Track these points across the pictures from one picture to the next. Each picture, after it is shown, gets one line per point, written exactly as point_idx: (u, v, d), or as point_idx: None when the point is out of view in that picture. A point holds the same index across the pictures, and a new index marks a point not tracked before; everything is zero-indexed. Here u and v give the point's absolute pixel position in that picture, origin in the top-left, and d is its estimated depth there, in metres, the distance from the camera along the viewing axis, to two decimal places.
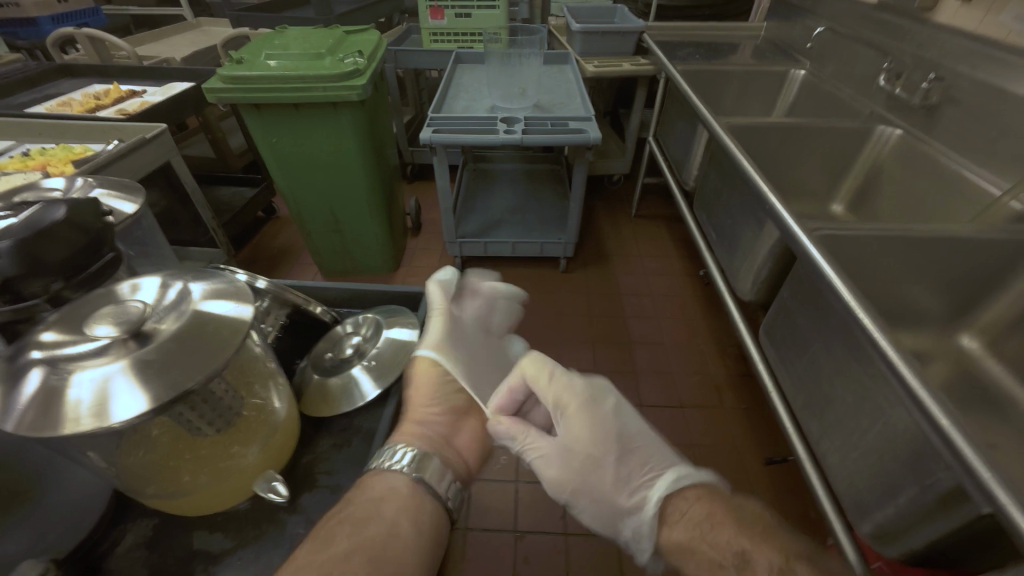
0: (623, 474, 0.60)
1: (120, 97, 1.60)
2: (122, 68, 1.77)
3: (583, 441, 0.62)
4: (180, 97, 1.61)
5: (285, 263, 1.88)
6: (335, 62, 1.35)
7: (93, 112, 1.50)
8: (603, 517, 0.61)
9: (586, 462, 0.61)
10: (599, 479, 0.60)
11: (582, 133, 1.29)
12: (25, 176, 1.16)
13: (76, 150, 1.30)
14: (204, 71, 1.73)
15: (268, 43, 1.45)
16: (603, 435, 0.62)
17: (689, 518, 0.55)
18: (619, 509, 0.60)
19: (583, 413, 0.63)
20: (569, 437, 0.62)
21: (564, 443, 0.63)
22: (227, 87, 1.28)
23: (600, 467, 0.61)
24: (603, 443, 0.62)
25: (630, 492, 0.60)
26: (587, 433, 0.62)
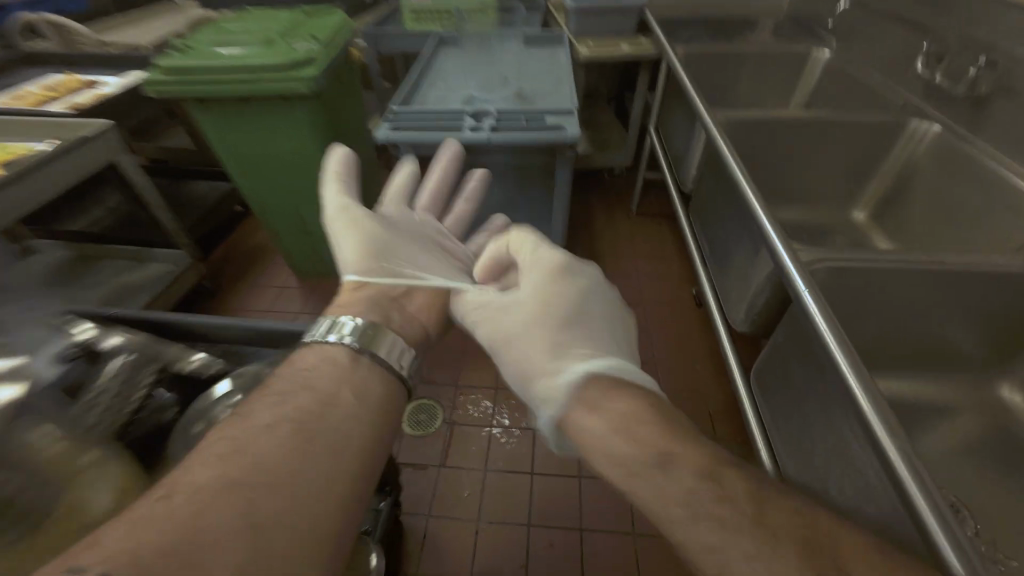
0: (561, 343, 0.64)
1: (75, 88, 1.50)
2: (85, 57, 1.67)
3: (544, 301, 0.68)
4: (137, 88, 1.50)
5: (259, 264, 1.79)
6: (286, 49, 1.21)
7: (43, 106, 1.41)
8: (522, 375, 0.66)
9: (537, 324, 0.66)
10: (554, 329, 0.66)
11: (559, 130, 1.13)
12: None
13: (14, 149, 1.21)
14: None
15: (218, 27, 1.31)
16: (569, 302, 0.68)
17: (608, 407, 0.55)
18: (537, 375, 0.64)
19: (557, 280, 0.69)
20: (529, 298, 0.69)
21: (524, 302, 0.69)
22: (167, 80, 1.15)
23: (539, 332, 0.66)
24: (559, 314, 0.67)
25: (558, 352, 0.64)
26: (554, 296, 0.68)
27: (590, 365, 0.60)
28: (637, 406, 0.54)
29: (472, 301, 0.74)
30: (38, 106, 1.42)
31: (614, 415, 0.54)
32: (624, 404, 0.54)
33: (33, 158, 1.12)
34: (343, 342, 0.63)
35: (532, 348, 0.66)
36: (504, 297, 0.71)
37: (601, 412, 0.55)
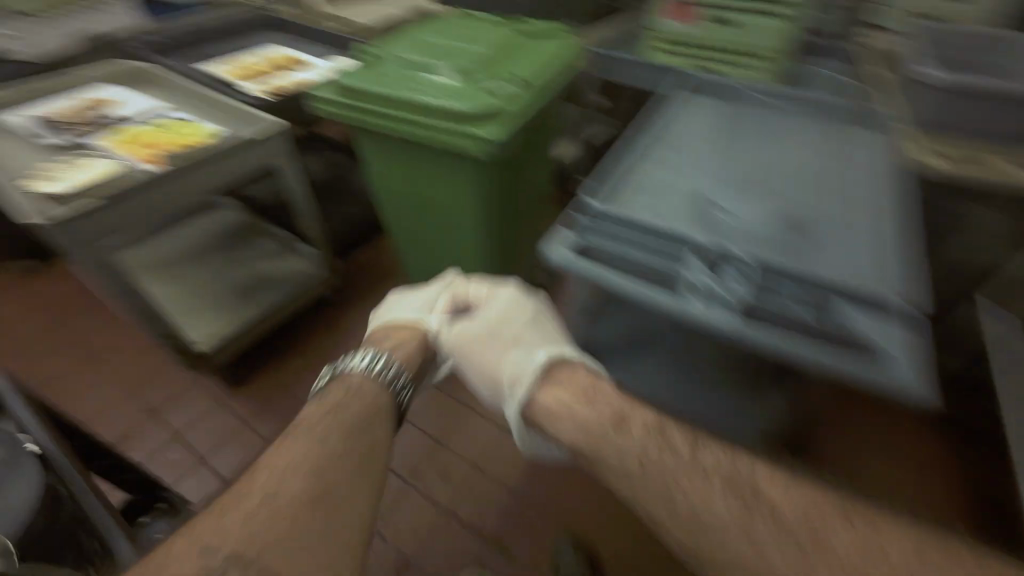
0: (522, 348, 0.76)
1: (282, 67, 1.45)
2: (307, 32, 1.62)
3: (494, 329, 0.78)
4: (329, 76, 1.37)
5: (391, 289, 1.64)
6: (474, 85, 0.89)
7: (246, 82, 1.36)
8: (488, 382, 0.77)
9: (483, 352, 0.78)
10: (503, 325, 0.79)
11: (857, 357, 0.62)
12: (121, 158, 1.05)
13: (194, 127, 1.16)
14: None
15: (412, 33, 1.05)
16: (525, 325, 0.79)
17: (574, 413, 0.67)
18: (497, 373, 0.76)
19: (502, 301, 0.82)
20: (480, 330, 0.78)
21: (485, 325, 0.79)
22: (333, 100, 0.95)
23: (490, 345, 0.78)
24: (496, 341, 0.78)
25: (510, 353, 0.76)
26: (501, 304, 0.81)
27: (537, 357, 0.74)
28: (574, 391, 0.70)
29: (456, 275, 0.85)
30: (241, 80, 1.38)
31: (582, 415, 0.67)
32: (569, 406, 0.68)
33: (192, 157, 1.03)
34: (365, 369, 0.73)
35: (494, 344, 0.78)
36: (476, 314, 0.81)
37: (565, 394, 0.70)
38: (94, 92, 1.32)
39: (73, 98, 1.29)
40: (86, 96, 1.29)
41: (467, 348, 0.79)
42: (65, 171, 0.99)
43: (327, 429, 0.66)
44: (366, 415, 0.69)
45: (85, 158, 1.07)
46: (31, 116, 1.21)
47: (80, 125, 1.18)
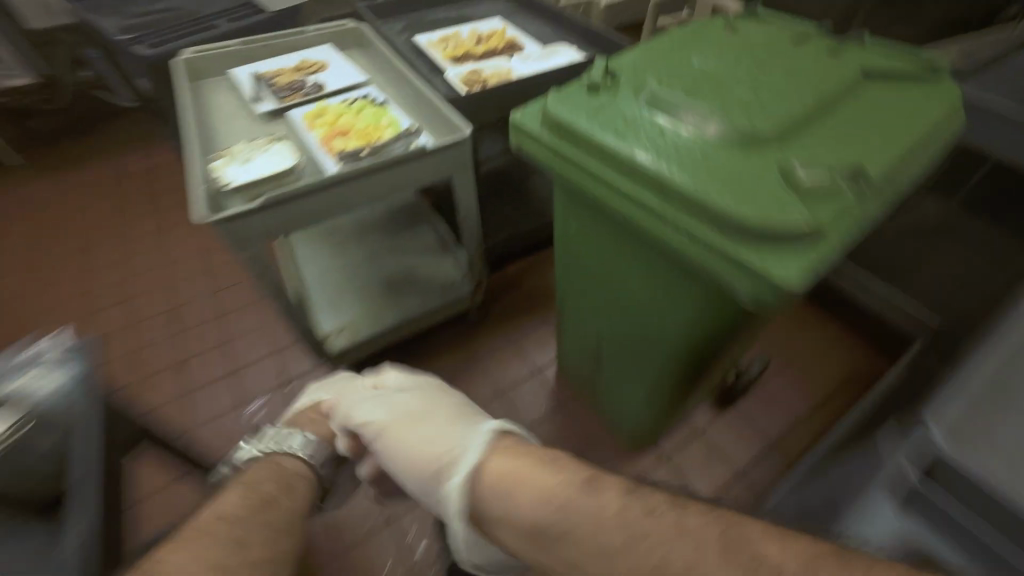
0: (453, 427, 0.81)
1: (494, 50, 1.27)
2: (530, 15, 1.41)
3: (416, 416, 0.84)
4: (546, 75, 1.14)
5: (536, 325, 1.43)
6: (768, 169, 0.54)
7: (451, 66, 1.22)
8: (426, 466, 0.77)
9: (414, 433, 0.82)
10: (426, 414, 0.85)
11: None
12: (313, 147, 1.00)
13: (385, 114, 1.06)
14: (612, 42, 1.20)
15: (678, 49, 0.72)
16: (434, 415, 0.85)
17: (511, 477, 0.69)
18: (440, 461, 0.77)
19: (397, 388, 0.93)
20: (405, 415, 0.85)
21: (415, 410, 0.86)
22: (543, 136, 0.68)
23: (427, 421, 0.83)
24: (417, 430, 0.82)
25: (452, 432, 0.80)
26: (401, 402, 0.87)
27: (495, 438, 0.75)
28: (530, 467, 0.68)
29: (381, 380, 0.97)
30: (451, 63, 1.24)
31: (526, 490, 0.66)
32: (520, 455, 0.71)
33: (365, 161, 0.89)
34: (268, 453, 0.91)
35: (428, 424, 0.83)
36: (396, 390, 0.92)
37: (507, 481, 0.68)
38: (316, 56, 1.32)
39: (297, 59, 1.30)
40: (308, 59, 1.30)
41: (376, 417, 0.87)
42: (253, 149, 0.92)
43: (252, 503, 0.79)
44: (266, 499, 0.81)
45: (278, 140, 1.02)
46: (261, 75, 1.24)
47: (293, 94, 1.17)
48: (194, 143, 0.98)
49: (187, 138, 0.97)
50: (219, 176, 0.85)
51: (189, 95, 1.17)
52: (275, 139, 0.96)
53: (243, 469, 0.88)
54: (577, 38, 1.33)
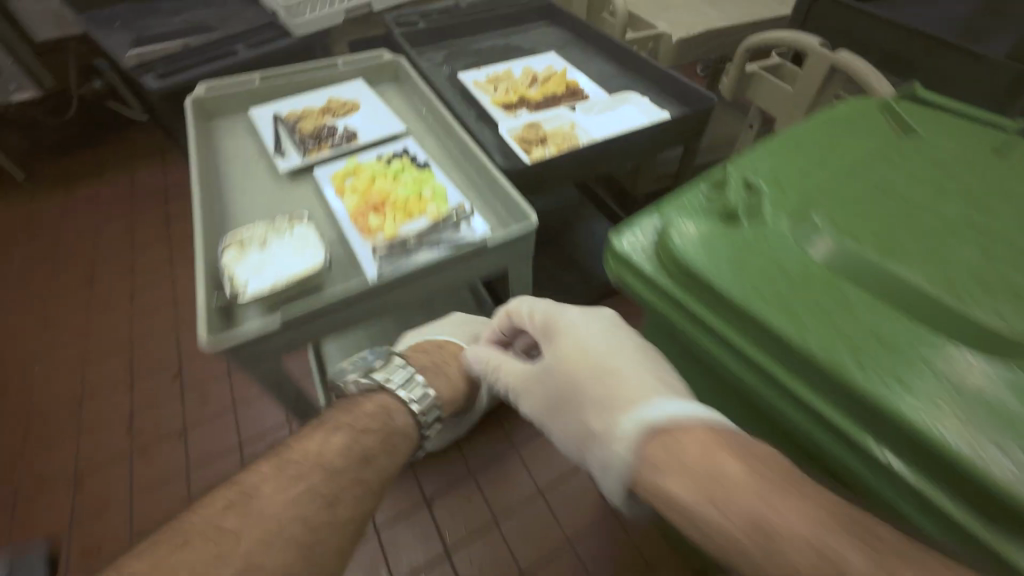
0: (615, 388, 0.65)
1: (553, 97, 1.09)
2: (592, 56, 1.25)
3: (588, 351, 0.71)
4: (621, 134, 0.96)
5: None
6: (995, 389, 0.40)
7: (505, 116, 1.05)
8: (588, 427, 0.65)
9: (579, 394, 0.68)
10: (582, 373, 0.70)
11: None
12: (344, 225, 0.84)
13: (429, 182, 0.89)
14: (697, 96, 1.02)
15: (822, 156, 0.56)
16: (605, 355, 0.70)
17: (687, 466, 0.49)
18: (597, 431, 0.63)
19: (568, 332, 0.75)
20: (570, 350, 0.73)
21: (562, 355, 0.73)
22: (663, 283, 0.52)
23: (602, 372, 0.68)
24: (605, 376, 0.67)
25: (614, 400, 0.64)
26: (567, 339, 0.74)
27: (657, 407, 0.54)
28: (706, 446, 0.49)
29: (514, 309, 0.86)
30: (505, 109, 1.06)
31: (692, 461, 0.48)
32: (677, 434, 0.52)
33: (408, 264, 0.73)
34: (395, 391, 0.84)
35: (589, 375, 0.68)
36: (563, 321, 0.77)
37: (692, 450, 0.50)
38: (347, 94, 1.15)
39: (325, 97, 1.14)
40: (337, 99, 1.13)
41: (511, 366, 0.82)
42: (270, 235, 0.76)
43: (343, 442, 0.75)
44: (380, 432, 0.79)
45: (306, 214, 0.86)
46: (283, 117, 1.08)
47: (320, 144, 1.01)
48: (204, 218, 0.82)
49: (196, 212, 0.81)
50: (230, 276, 0.69)
51: (198, 140, 1.00)
52: (295, 216, 0.79)
53: (351, 397, 0.83)
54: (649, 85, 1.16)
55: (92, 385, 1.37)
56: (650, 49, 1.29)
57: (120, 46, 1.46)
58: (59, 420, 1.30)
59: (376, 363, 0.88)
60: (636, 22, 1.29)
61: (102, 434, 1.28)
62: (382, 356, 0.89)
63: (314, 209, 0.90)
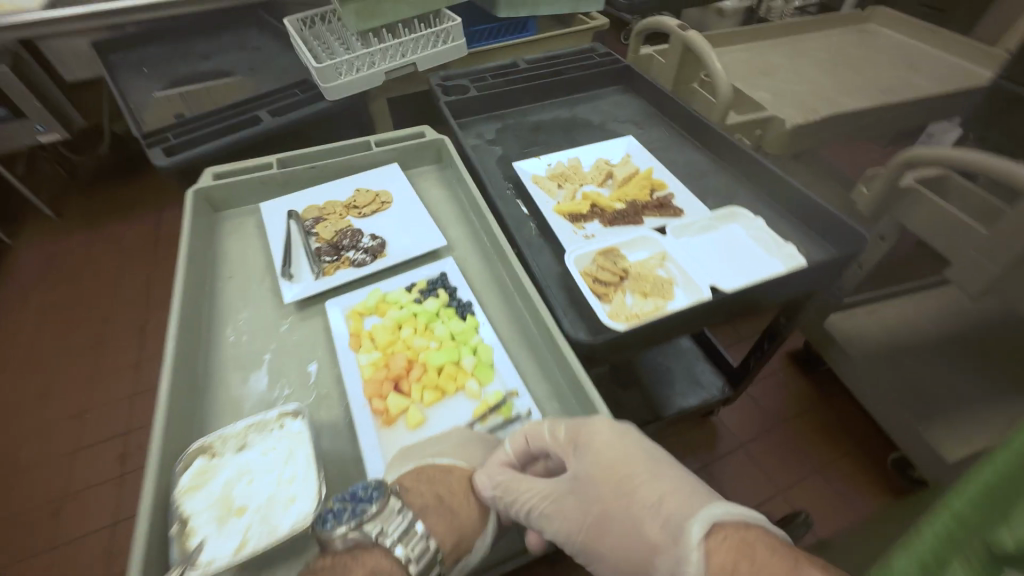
0: (652, 492, 0.52)
1: (633, 207, 0.86)
2: (677, 145, 1.03)
3: (621, 440, 0.55)
4: (730, 282, 0.73)
5: None
6: None
7: (572, 232, 0.82)
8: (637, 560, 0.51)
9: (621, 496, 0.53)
10: (625, 477, 0.54)
11: None
12: (354, 402, 0.63)
13: (468, 343, 0.69)
14: (845, 225, 0.77)
15: None
16: (640, 457, 0.55)
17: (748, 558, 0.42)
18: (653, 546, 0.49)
19: (601, 437, 0.55)
20: (599, 444, 0.55)
21: (594, 461, 0.54)
22: None
23: (637, 478, 0.53)
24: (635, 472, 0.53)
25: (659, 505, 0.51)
26: (602, 447, 0.54)
27: (706, 514, 0.46)
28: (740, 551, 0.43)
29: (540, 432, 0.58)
30: (572, 222, 0.84)
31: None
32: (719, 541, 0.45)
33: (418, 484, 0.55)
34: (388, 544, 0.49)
35: (629, 478, 0.53)
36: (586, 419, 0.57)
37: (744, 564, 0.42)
38: (377, 183, 0.95)
39: (352, 188, 0.94)
40: (365, 191, 0.93)
41: (549, 492, 0.57)
42: (250, 437, 0.57)
43: None
44: None
45: (314, 380, 0.68)
46: (299, 216, 0.89)
47: (339, 262, 0.82)
48: (173, 387, 0.62)
49: (164, 379, 0.62)
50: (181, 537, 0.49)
51: (190, 245, 0.80)
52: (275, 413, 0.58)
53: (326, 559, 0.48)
54: (759, 194, 0.90)
55: (86, 477, 1.23)
56: (755, 136, 1.03)
57: (142, 96, 1.31)
58: (45, 520, 1.17)
59: (369, 512, 0.50)
60: (739, 102, 1.04)
61: (89, 547, 1.13)
62: (378, 499, 0.51)
63: (320, 364, 0.70)
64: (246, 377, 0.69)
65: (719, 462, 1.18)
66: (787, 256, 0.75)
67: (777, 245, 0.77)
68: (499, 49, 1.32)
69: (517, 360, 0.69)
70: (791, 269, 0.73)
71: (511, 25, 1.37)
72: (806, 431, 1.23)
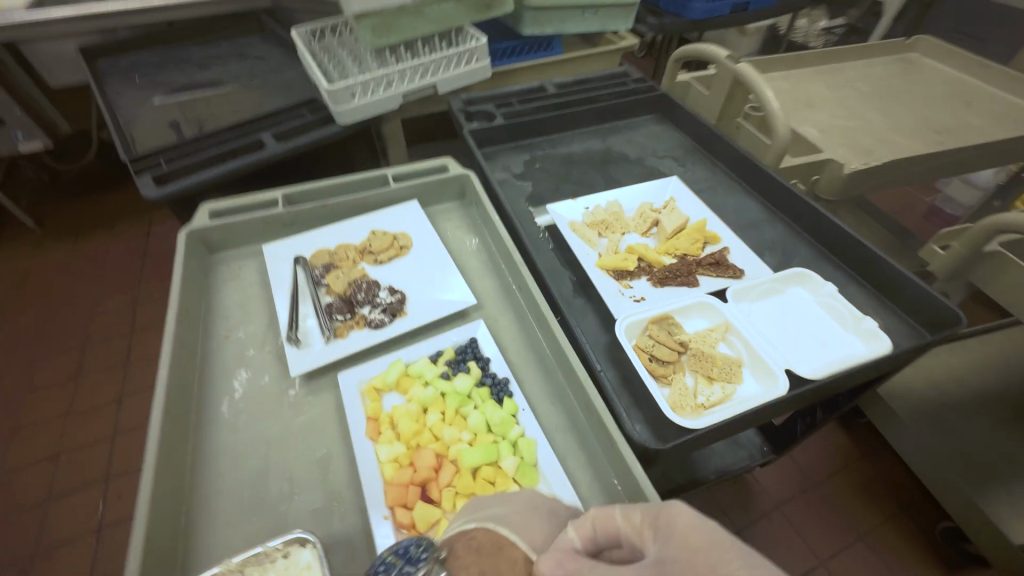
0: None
1: (685, 263, 0.77)
2: (725, 187, 0.93)
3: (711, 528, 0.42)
4: (801, 366, 0.64)
5: None
6: None
7: (618, 292, 0.73)
8: None
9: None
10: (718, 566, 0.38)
11: None
12: (374, 512, 0.53)
13: (505, 436, 0.59)
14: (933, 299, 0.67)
15: None
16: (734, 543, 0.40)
17: None
18: None
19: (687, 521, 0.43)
20: (683, 525, 0.42)
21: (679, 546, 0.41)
22: None
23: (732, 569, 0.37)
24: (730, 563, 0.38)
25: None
26: (689, 528, 0.42)
27: None
28: None
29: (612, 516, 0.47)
30: (617, 278, 0.75)
31: None
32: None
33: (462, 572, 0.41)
34: None
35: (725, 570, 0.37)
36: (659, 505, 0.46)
37: None
38: (395, 225, 0.85)
39: (367, 230, 0.84)
40: (381, 233, 0.83)
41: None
42: (245, 575, 0.45)
43: None
44: None
45: (323, 474, 0.58)
46: (307, 261, 0.78)
47: (353, 321, 0.72)
48: (155, 492, 0.51)
49: (146, 483, 0.51)
50: None
51: (180, 301, 0.69)
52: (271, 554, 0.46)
53: None
54: (822, 250, 0.81)
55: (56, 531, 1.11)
56: (809, 181, 0.95)
57: (129, 108, 1.19)
58: None
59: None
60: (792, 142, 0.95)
61: None
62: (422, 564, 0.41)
63: (332, 453, 0.60)
64: (242, 470, 0.58)
65: (756, 526, 1.09)
66: (867, 334, 0.66)
67: (851, 320, 0.68)
68: (524, 70, 1.22)
69: (563, 455, 0.59)
70: (871, 352, 0.64)
71: (535, 43, 1.26)
72: (847, 490, 1.14)
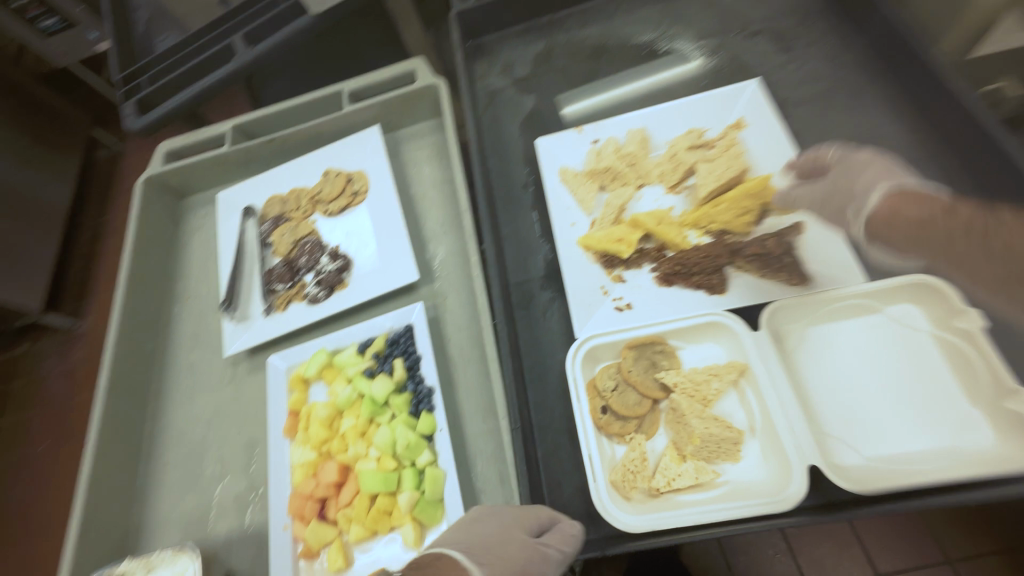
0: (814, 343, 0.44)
1: (710, 246, 0.50)
2: (844, 99, 0.56)
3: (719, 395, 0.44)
4: (848, 450, 0.41)
5: None
6: None
7: (599, 289, 0.52)
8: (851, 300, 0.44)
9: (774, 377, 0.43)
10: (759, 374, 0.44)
11: None
12: (274, 521, 0.52)
13: (413, 462, 0.51)
14: None
15: None
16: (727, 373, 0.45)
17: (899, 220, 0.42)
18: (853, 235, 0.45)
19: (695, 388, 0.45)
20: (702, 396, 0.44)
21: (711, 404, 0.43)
22: None
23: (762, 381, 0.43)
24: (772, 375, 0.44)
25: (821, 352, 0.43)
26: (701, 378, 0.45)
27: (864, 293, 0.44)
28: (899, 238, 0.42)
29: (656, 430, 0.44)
30: (604, 266, 0.53)
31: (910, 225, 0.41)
32: (918, 216, 0.39)
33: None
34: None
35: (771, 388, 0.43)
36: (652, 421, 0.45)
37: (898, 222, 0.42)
38: (351, 162, 0.69)
39: (322, 169, 0.70)
40: (334, 175, 0.68)
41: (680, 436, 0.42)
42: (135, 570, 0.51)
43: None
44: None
45: (250, 463, 0.58)
46: (258, 212, 0.70)
47: (292, 292, 0.64)
48: (100, 470, 0.56)
49: (85, 464, 0.55)
50: None
51: (133, 264, 0.67)
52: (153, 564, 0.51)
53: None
54: None
55: None
56: None
57: None
58: None
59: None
60: None
61: None
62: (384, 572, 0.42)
63: (258, 440, 0.59)
64: (186, 447, 0.61)
65: None
66: (996, 416, 0.39)
67: (963, 381, 0.41)
68: None
69: (478, 492, 0.51)
70: (970, 448, 0.39)
71: None
72: None
